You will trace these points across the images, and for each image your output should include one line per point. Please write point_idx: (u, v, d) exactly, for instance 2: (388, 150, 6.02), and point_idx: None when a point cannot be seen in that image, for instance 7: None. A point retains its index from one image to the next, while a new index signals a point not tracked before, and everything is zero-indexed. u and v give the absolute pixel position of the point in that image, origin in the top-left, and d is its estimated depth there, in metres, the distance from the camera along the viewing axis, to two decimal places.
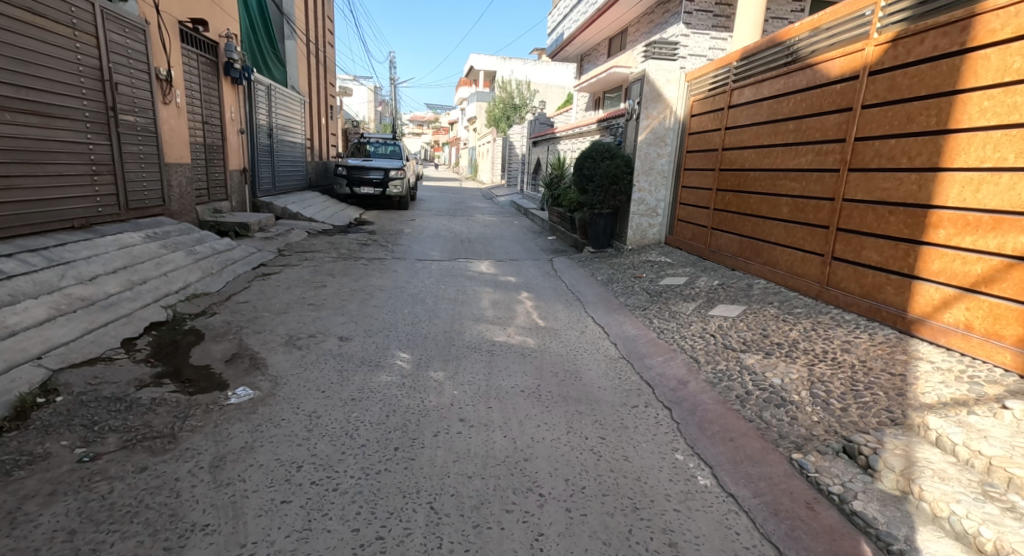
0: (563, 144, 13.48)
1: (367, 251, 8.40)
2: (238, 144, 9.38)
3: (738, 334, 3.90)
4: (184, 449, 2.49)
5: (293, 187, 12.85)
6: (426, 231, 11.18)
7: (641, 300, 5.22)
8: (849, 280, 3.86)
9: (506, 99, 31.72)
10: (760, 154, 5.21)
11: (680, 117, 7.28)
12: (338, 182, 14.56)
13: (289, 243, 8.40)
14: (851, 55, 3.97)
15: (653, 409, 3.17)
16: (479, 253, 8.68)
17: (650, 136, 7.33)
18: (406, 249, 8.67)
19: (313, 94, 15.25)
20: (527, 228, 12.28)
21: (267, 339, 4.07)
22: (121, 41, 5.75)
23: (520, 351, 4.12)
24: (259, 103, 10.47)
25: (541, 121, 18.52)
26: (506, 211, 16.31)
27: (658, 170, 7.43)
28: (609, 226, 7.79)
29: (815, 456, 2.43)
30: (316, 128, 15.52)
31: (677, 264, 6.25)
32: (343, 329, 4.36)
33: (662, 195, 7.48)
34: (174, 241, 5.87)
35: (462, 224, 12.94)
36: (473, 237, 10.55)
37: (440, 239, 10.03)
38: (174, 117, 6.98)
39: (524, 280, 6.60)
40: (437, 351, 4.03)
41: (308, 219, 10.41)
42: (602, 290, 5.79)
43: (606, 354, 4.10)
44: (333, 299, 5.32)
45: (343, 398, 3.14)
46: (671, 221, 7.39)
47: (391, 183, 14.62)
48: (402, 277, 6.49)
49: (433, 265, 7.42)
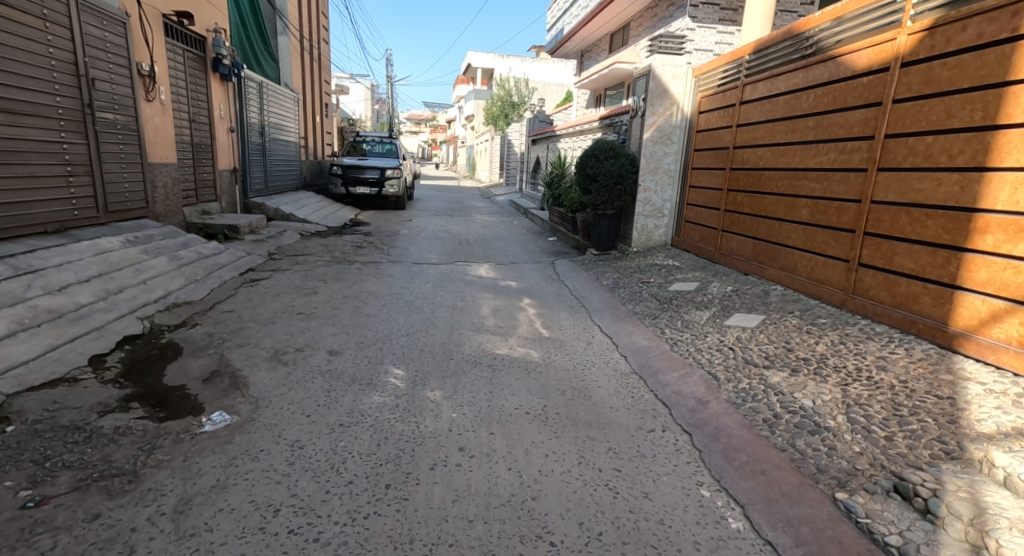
0: (564, 142, 13.18)
1: (362, 254, 8.10)
2: (227, 143, 9.07)
3: (760, 347, 3.60)
4: (146, 489, 2.19)
5: (286, 187, 12.53)
6: (423, 232, 10.87)
7: (650, 308, 4.93)
8: (879, 288, 3.57)
9: (505, 97, 31.43)
10: (774, 152, 4.92)
11: (687, 113, 6.98)
12: (333, 182, 14.24)
13: (281, 246, 8.09)
14: (879, 46, 3.68)
15: (672, 434, 2.88)
16: (478, 255, 8.38)
17: (656, 134, 7.04)
18: (403, 252, 8.37)
19: (307, 92, 14.93)
20: (527, 229, 11.98)
21: (250, 353, 3.77)
22: (98, 35, 5.44)
23: (524, 365, 3.84)
24: (250, 101, 10.14)
25: (541, 119, 18.22)
26: (506, 211, 16.04)
27: (664, 169, 7.14)
28: (613, 227, 7.52)
29: (864, 497, 2.14)
30: (310, 126, 15.19)
31: (686, 268, 5.97)
32: (334, 342, 4.06)
33: (669, 195, 7.19)
34: (156, 246, 5.56)
35: (460, 225, 12.64)
36: (472, 238, 10.25)
37: (437, 240, 9.74)
38: (158, 114, 6.67)
39: (525, 285, 6.31)
40: (434, 366, 3.74)
41: (301, 220, 10.10)
42: (608, 297, 5.49)
43: (616, 368, 3.81)
44: (324, 307, 5.01)
45: (329, 424, 2.84)
46: (678, 222, 7.11)
47: (387, 182, 14.32)
48: (398, 282, 6.19)
49: (430, 268, 7.12)
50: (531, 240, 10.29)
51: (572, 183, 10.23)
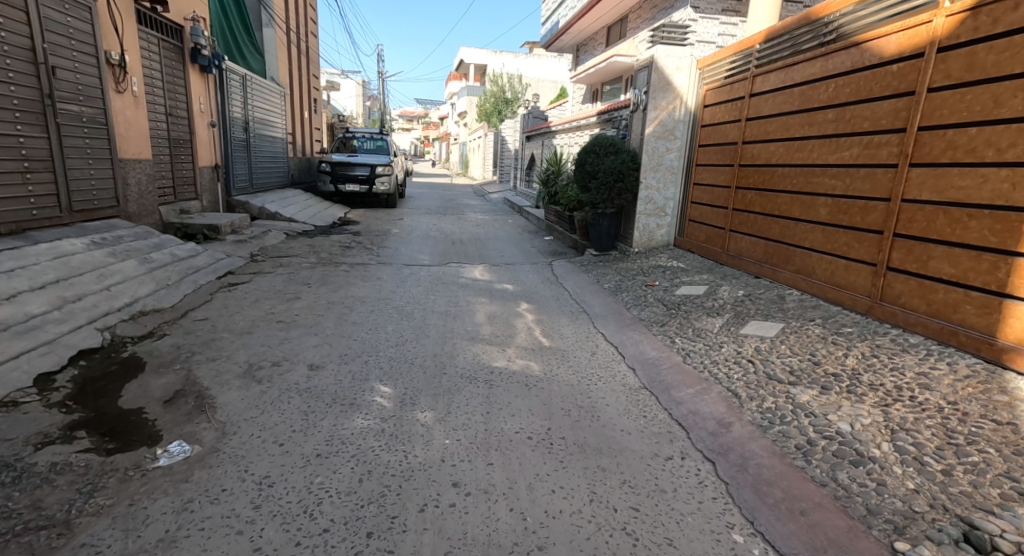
0: (560, 138, 12.83)
1: (350, 255, 7.74)
2: (208, 138, 8.67)
3: (782, 360, 3.28)
4: (78, 547, 1.85)
5: (272, 185, 12.11)
6: (415, 231, 10.50)
7: (656, 314, 4.61)
8: (911, 295, 3.27)
9: (498, 94, 31.04)
10: (788, 148, 4.60)
11: (691, 107, 6.66)
12: (322, 179, 13.83)
13: (264, 246, 7.70)
14: (911, 30, 3.37)
15: (692, 463, 2.55)
16: (472, 256, 8.04)
17: (659, 129, 6.72)
18: (393, 253, 8.01)
19: (294, 87, 14.49)
20: (522, 228, 11.64)
21: (221, 369, 3.41)
22: (60, 19, 5.05)
23: (524, 379, 3.51)
24: (233, 95, 9.73)
25: (536, 115, 17.85)
26: (500, 209, 15.69)
27: (667, 166, 6.83)
28: (613, 226, 7.21)
29: (929, 548, 1.84)
30: (298, 122, 14.75)
31: (691, 270, 5.66)
32: (315, 355, 3.71)
33: (672, 193, 6.88)
34: (126, 248, 5.18)
35: (453, 224, 12.28)
36: (465, 238, 9.90)
37: (429, 240, 9.39)
38: (129, 107, 6.28)
39: (522, 289, 5.97)
40: (425, 382, 3.40)
41: (287, 220, 9.70)
42: (610, 301, 5.17)
43: (624, 383, 3.49)
44: (307, 314, 4.65)
45: (305, 455, 2.50)
46: (681, 222, 6.81)
47: (378, 179, 13.93)
48: (387, 285, 5.84)
49: (422, 270, 6.78)
50: (526, 240, 9.94)
51: (569, 181, 9.89)
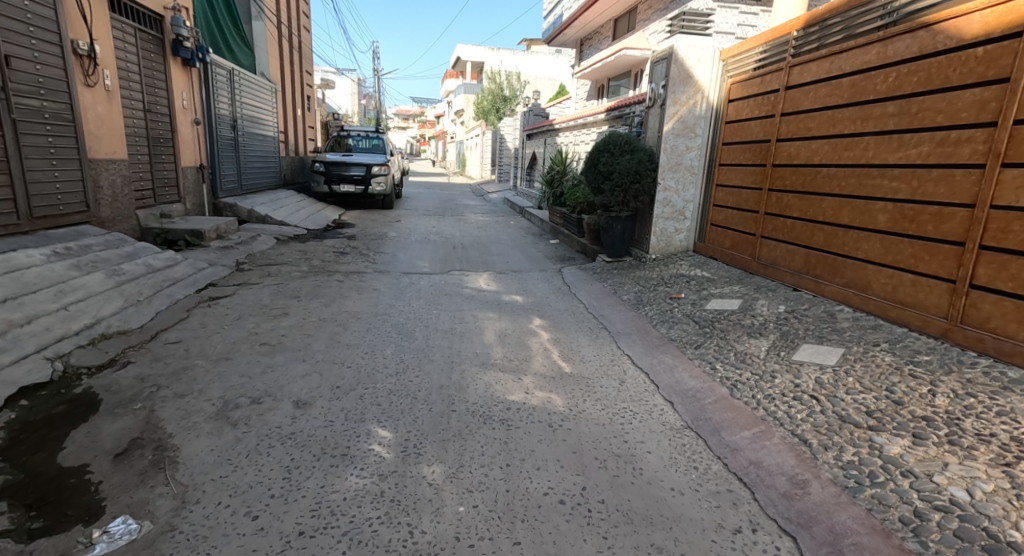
0: (564, 136, 12.31)
1: (344, 262, 7.21)
2: (191, 136, 8.14)
3: (854, 396, 2.78)
4: None
5: (263, 186, 11.56)
6: (413, 235, 9.98)
7: (688, 333, 4.11)
8: (1005, 319, 2.80)
9: (496, 91, 30.45)
10: (835, 145, 4.09)
11: (713, 102, 6.16)
12: (316, 180, 13.28)
13: (252, 253, 7.17)
14: (1005, 6, 2.91)
15: (767, 537, 2.05)
16: (475, 263, 7.52)
17: (678, 126, 6.21)
18: (391, 259, 7.49)
19: (286, 83, 13.92)
20: (525, 230, 11.12)
21: (190, 408, 2.89)
22: (16, 3, 4.54)
23: (546, 417, 3.01)
24: (219, 90, 9.18)
25: (536, 112, 17.32)
26: (500, 210, 15.18)
27: (686, 166, 6.34)
28: (628, 230, 6.71)
29: None
30: (290, 120, 14.19)
31: (719, 280, 5.16)
32: (302, 388, 3.20)
33: (691, 195, 6.41)
34: (93, 259, 4.64)
35: (453, 226, 11.76)
36: (466, 242, 9.38)
37: (429, 245, 8.86)
38: (102, 102, 5.76)
39: (533, 301, 5.46)
40: (432, 423, 2.89)
41: (277, 224, 9.17)
42: (633, 317, 4.67)
43: (664, 422, 2.98)
44: (295, 335, 4.13)
45: (290, 537, 1.99)
46: (703, 225, 6.34)
47: (374, 179, 13.41)
48: (385, 298, 5.32)
49: (422, 279, 6.27)
50: (531, 244, 9.42)
51: (576, 181, 9.39)
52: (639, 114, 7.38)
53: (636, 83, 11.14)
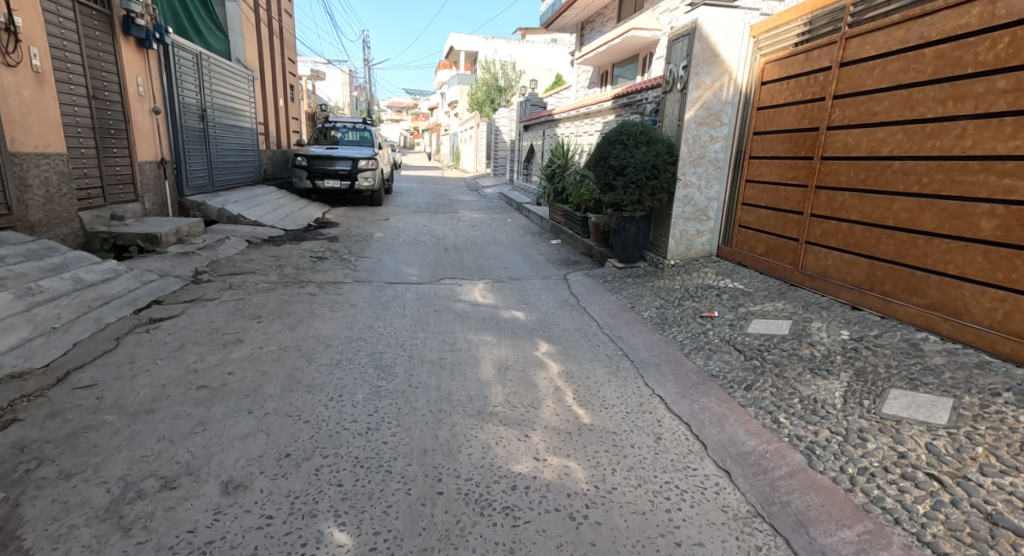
0: (564, 128, 11.52)
1: (321, 269, 6.40)
2: (149, 128, 7.32)
3: (994, 481, 2.00)
4: None
5: (238, 182, 10.70)
6: (402, 236, 9.15)
7: (732, 366, 3.34)
8: None
9: (490, 81, 29.53)
10: (913, 132, 3.29)
11: (742, 85, 5.37)
12: (298, 175, 12.41)
13: (216, 259, 6.34)
14: None
15: None
16: (470, 269, 6.72)
17: (702, 112, 5.42)
18: (375, 265, 6.68)
19: (266, 70, 13.03)
20: (524, 230, 10.33)
21: (73, 500, 2.10)
22: None
23: (564, 503, 2.22)
24: (184, 76, 8.31)
25: (534, 103, 16.48)
26: (496, 206, 14.37)
27: (709, 159, 5.58)
28: (642, 233, 5.96)
29: None
30: (271, 110, 13.30)
31: (756, 294, 4.38)
32: (237, 460, 2.40)
33: (716, 192, 5.68)
34: (3, 275, 3.83)
35: (445, 225, 10.94)
36: (460, 243, 8.58)
37: (419, 247, 8.05)
38: (26, 85, 4.98)
39: (537, 320, 4.68)
40: (410, 519, 2.10)
41: (251, 224, 8.40)
42: (659, 343, 3.90)
43: (723, 505, 2.21)
44: (245, 372, 3.33)
45: None
46: (729, 227, 5.62)
47: (361, 174, 12.57)
48: (363, 317, 4.53)
49: (408, 291, 5.47)
50: (531, 247, 8.63)
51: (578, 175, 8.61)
52: (655, 101, 6.59)
53: (643, 70, 10.37)
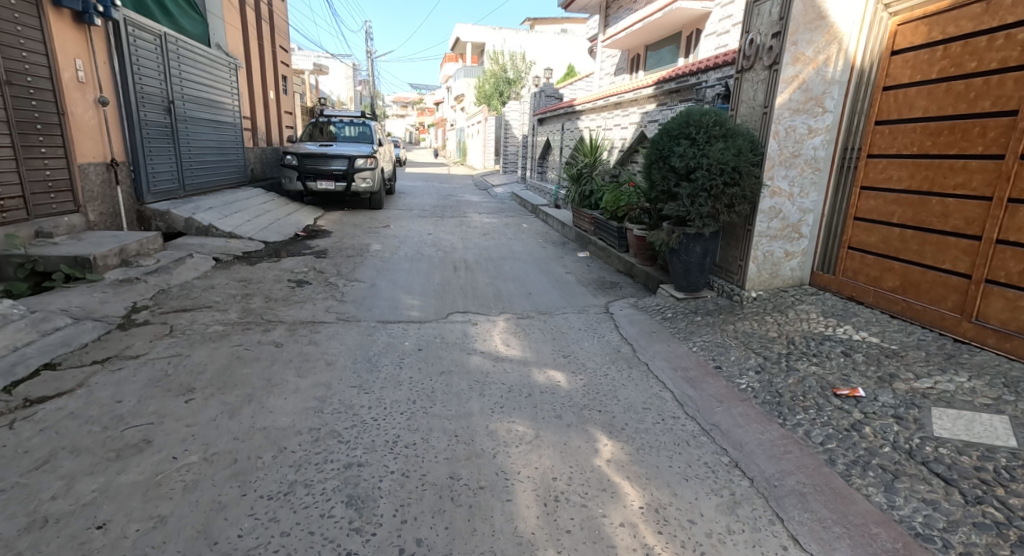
0: (588, 121, 10.14)
1: (298, 299, 5.10)
2: (93, 122, 6.04)
3: None
4: None
5: (212, 185, 9.42)
6: (403, 249, 7.83)
7: (944, 514, 1.99)
8: None
9: (499, 73, 28.08)
10: None
11: (855, 58, 3.97)
12: (289, 175, 11.13)
13: (166, 288, 5.06)
14: None
15: None
16: (487, 297, 5.39)
17: (799, 95, 4.04)
18: (366, 294, 5.38)
19: (251, 59, 11.72)
20: (544, 239, 8.98)
21: None
22: None
23: None
24: (142, 61, 7.03)
25: (549, 94, 15.05)
26: (508, 208, 13.05)
27: (805, 158, 4.21)
28: (710, 254, 4.69)
29: None
30: (257, 103, 12.01)
31: (906, 357, 3.03)
32: None
33: (812, 201, 4.31)
34: None
35: (453, 232, 9.61)
36: (470, 259, 7.26)
37: (422, 265, 6.74)
38: None
39: (585, 388, 3.34)
40: None
41: (224, 237, 7.21)
42: (787, 446, 2.54)
43: None
44: (129, 523, 2.02)
45: None
46: (829, 248, 4.28)
47: (359, 174, 11.29)
48: (340, 388, 3.21)
49: (405, 336, 4.16)
50: (555, 263, 7.28)
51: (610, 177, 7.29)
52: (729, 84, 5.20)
53: (688, 49, 9.13)
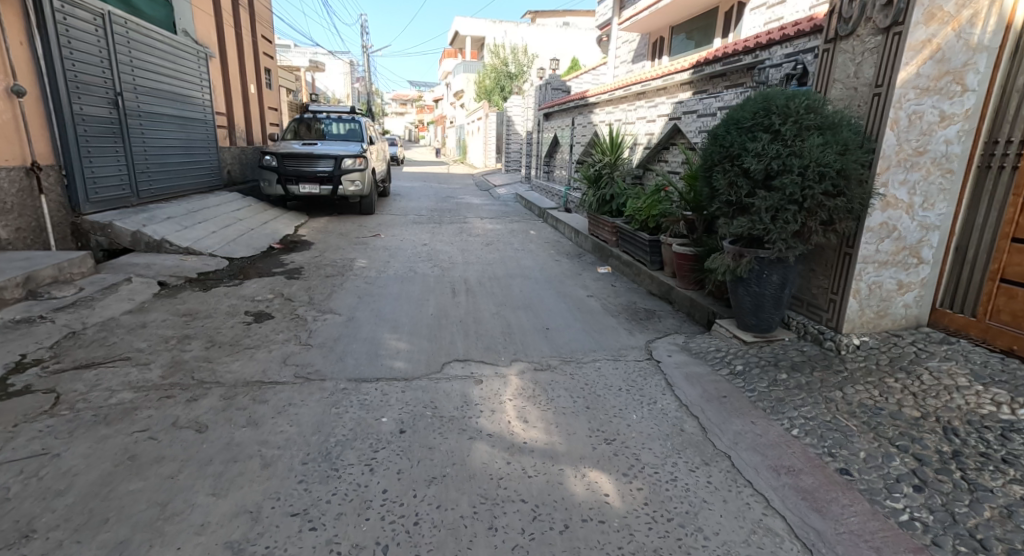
0: (604, 114, 8.95)
1: (250, 343, 3.97)
2: (4, 117, 4.92)
3: None
4: None
5: (176, 191, 8.26)
6: (393, 265, 6.69)
7: None
8: None
9: (499, 67, 26.82)
10: None
11: (1013, 14, 2.88)
12: (268, 178, 9.99)
13: (78, 329, 3.92)
14: None
15: None
16: (493, 337, 4.25)
17: (930, 68, 2.93)
18: (339, 332, 4.25)
19: (224, 48, 10.55)
20: (556, 250, 7.85)
21: None
22: None
23: None
24: (71, 43, 5.88)
25: (556, 86, 13.88)
26: (513, 212, 11.92)
27: (935, 155, 3.06)
28: (789, 285, 3.57)
29: None
30: (232, 98, 10.84)
31: None
32: None
33: (939, 214, 3.17)
34: None
35: (452, 242, 8.47)
36: (471, 278, 6.14)
37: (413, 289, 5.61)
38: None
39: (647, 510, 2.22)
40: None
41: (179, 254, 6.09)
42: None
43: None
44: None
45: None
46: (965, 279, 3.15)
47: (347, 177, 10.14)
48: (273, 521, 2.10)
49: (383, 407, 3.04)
50: (572, 282, 6.15)
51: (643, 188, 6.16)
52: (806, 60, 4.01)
53: (733, 25, 8.58)
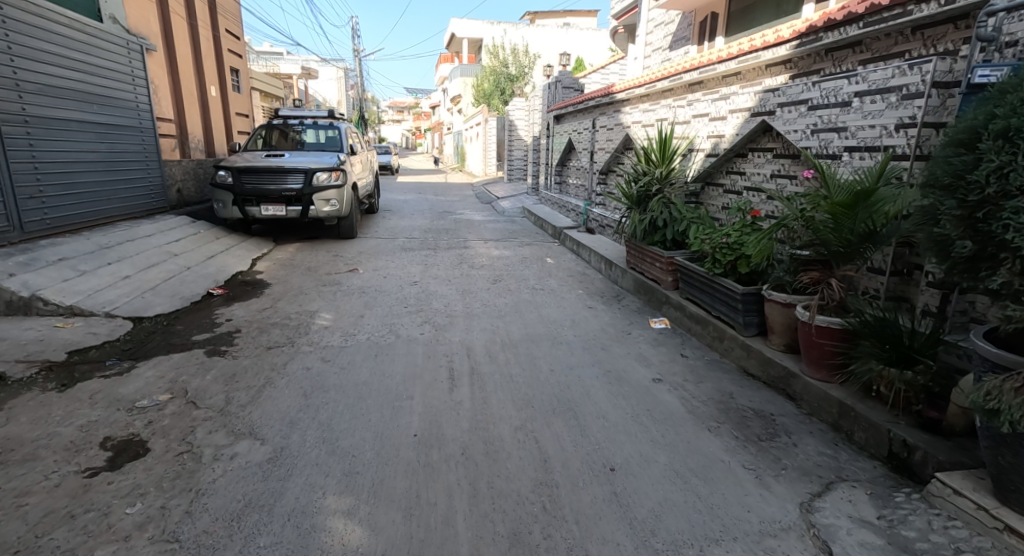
0: (639, 113, 7.10)
1: (62, 539, 2.11)
2: None
3: None
4: None
5: (89, 220, 6.41)
6: (367, 323, 4.83)
7: None
8: None
9: (499, 69, 25.01)
10: None
11: None
12: (223, 198, 8.12)
13: None
14: None
15: None
16: (520, 502, 2.38)
17: None
18: (244, 497, 2.38)
19: (169, 44, 8.77)
20: (585, 290, 5.97)
21: None
22: None
23: None
24: None
25: (567, 84, 12.07)
26: (521, 231, 10.05)
27: None
28: None
29: None
30: (181, 103, 9.02)
31: None
32: None
33: None
34: None
35: (449, 278, 6.60)
36: (475, 347, 4.26)
37: (389, 374, 3.74)
38: None
39: None
40: None
41: (54, 319, 4.28)
42: None
43: None
44: None
45: None
46: None
47: (321, 196, 8.28)
48: None
49: None
50: (621, 349, 4.27)
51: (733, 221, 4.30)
52: None
53: None
